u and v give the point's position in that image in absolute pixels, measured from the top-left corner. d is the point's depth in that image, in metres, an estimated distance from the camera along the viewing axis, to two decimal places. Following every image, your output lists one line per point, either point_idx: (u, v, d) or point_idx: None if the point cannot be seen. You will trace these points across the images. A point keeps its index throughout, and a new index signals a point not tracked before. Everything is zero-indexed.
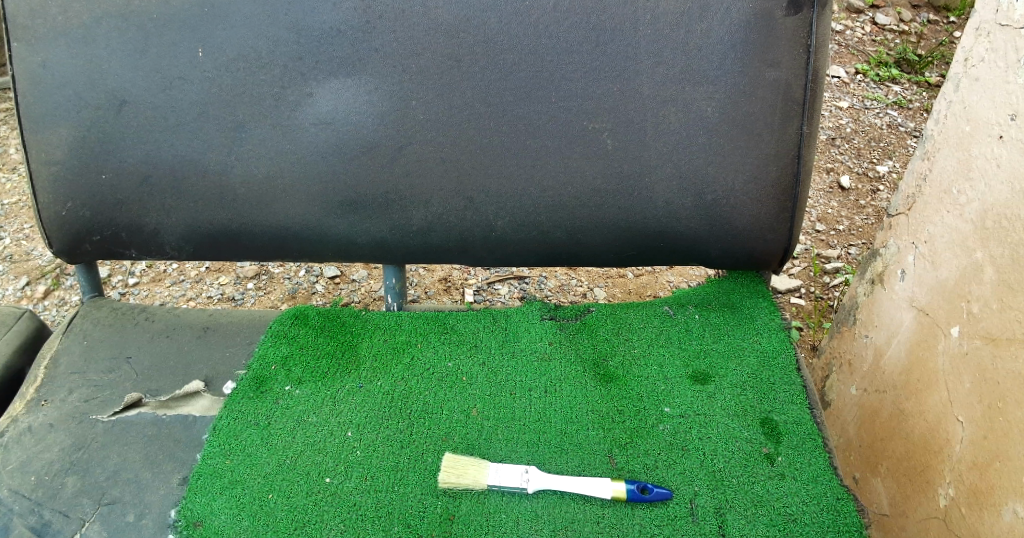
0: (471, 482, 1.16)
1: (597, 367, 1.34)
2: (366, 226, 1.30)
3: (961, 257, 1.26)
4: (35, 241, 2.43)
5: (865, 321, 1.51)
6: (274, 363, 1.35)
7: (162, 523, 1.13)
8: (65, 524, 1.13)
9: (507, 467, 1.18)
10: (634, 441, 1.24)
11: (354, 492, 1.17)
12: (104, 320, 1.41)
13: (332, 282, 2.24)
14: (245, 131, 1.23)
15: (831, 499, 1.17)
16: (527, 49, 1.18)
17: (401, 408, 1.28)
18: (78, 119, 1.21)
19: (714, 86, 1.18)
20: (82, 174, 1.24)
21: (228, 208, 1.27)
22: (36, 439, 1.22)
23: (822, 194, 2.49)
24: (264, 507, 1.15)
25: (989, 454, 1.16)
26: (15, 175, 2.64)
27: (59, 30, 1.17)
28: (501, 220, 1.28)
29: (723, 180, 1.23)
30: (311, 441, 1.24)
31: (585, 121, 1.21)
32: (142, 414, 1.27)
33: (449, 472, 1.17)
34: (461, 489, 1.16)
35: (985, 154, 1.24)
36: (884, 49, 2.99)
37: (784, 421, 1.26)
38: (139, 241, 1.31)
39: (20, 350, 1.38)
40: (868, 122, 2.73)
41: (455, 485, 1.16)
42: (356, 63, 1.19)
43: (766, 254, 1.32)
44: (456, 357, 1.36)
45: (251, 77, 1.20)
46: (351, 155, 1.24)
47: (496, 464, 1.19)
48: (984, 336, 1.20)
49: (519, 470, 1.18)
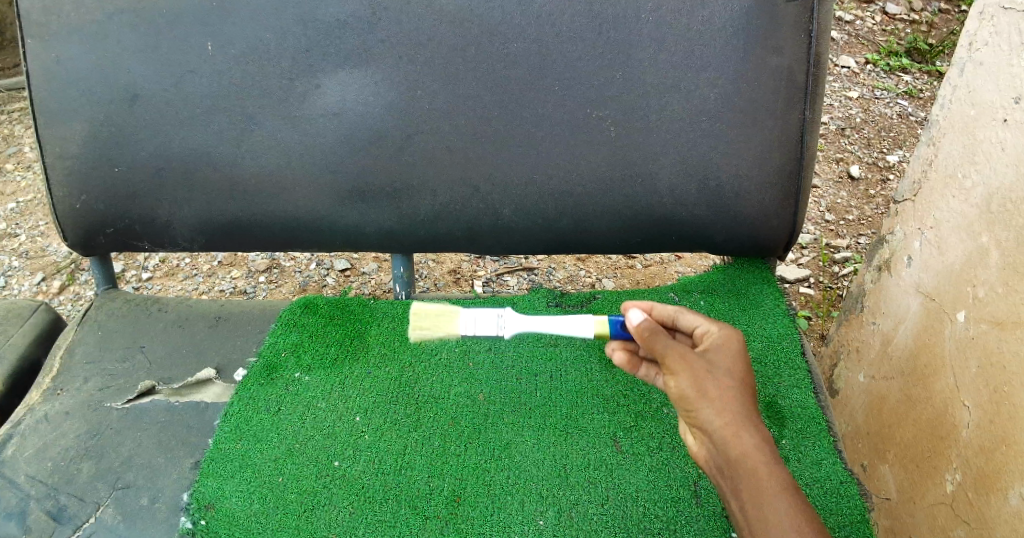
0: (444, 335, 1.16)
1: (602, 352, 1.35)
2: (374, 216, 1.32)
3: (967, 241, 1.26)
4: (50, 237, 2.47)
5: (873, 308, 1.51)
6: (284, 350, 1.36)
7: (175, 506, 1.15)
8: (81, 507, 1.15)
9: (480, 329, 1.14)
10: (640, 424, 1.25)
11: (363, 476, 1.19)
12: (117, 311, 1.43)
13: (343, 274, 2.26)
14: (254, 123, 1.24)
15: (835, 482, 1.18)
16: (532, 38, 1.19)
17: (409, 393, 1.30)
18: (92, 114, 1.23)
19: (718, 73, 1.19)
20: (95, 168, 1.26)
21: (239, 200, 1.30)
22: (52, 426, 1.25)
23: (831, 184, 2.48)
24: (274, 490, 1.17)
25: (995, 438, 1.16)
26: (30, 173, 2.67)
27: (73, 27, 1.19)
28: (507, 208, 1.30)
29: (727, 166, 1.24)
30: (321, 426, 1.26)
31: (590, 109, 1.22)
32: (155, 401, 1.29)
33: (418, 325, 1.15)
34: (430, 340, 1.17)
35: (990, 139, 1.24)
36: (895, 38, 2.97)
37: (788, 405, 1.28)
38: (152, 233, 1.34)
39: (36, 341, 1.41)
40: (879, 111, 2.71)
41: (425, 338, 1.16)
42: (363, 54, 1.21)
43: (770, 239, 1.32)
44: (464, 343, 1.37)
45: (261, 70, 1.22)
46: (358, 146, 1.26)
47: (465, 318, 1.15)
48: (990, 320, 1.20)
49: (492, 328, 1.14)
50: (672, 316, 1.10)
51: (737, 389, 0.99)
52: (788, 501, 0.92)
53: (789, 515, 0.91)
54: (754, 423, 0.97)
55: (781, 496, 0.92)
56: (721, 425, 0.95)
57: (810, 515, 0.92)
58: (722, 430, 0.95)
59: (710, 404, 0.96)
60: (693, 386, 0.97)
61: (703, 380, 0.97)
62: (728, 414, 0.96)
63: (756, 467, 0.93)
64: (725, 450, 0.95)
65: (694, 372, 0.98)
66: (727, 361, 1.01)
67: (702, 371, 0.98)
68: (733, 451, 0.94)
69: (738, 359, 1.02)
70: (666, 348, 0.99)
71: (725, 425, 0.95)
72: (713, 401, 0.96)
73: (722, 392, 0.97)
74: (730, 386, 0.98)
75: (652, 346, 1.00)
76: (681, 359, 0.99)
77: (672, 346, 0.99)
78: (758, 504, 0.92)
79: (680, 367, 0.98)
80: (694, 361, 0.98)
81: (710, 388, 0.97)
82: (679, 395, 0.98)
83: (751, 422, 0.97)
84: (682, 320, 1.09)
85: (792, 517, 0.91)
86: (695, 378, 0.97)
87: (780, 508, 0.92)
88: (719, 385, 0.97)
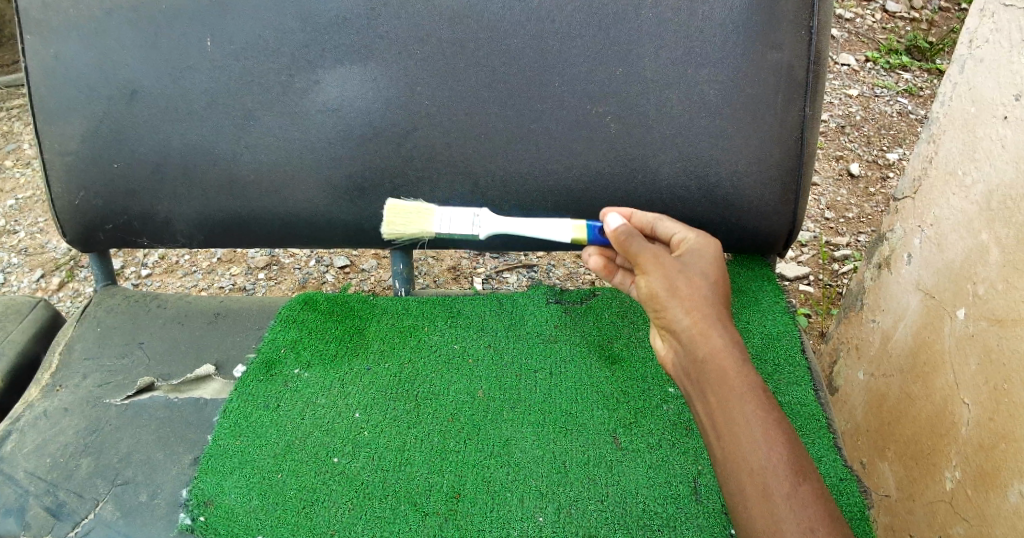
0: (419, 233, 1.26)
1: (602, 348, 1.35)
2: (373, 212, 1.31)
3: (967, 238, 1.26)
4: (49, 234, 2.47)
5: (873, 306, 1.51)
6: (283, 346, 1.36)
7: (175, 502, 1.15)
8: (80, 503, 1.15)
9: (456, 227, 1.24)
10: (639, 421, 1.25)
11: (362, 472, 1.19)
12: (116, 307, 1.43)
13: (343, 271, 2.26)
14: (253, 118, 1.24)
15: (835, 480, 1.18)
16: (531, 35, 1.19)
17: (408, 389, 1.30)
18: (91, 110, 1.23)
19: (718, 69, 1.19)
20: (94, 164, 1.26)
21: (238, 196, 1.29)
22: (51, 423, 1.25)
23: (831, 182, 2.48)
24: (273, 485, 1.17)
25: (994, 435, 1.16)
26: (29, 170, 2.67)
27: (72, 24, 1.19)
28: (507, 205, 1.30)
29: (727, 163, 1.24)
30: (319, 422, 1.25)
31: (590, 106, 1.22)
32: (154, 397, 1.29)
33: (391, 221, 1.26)
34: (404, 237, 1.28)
35: (990, 136, 1.24)
36: (895, 36, 2.97)
37: (788, 402, 1.28)
38: (151, 229, 1.33)
39: (35, 337, 1.41)
40: (879, 109, 2.71)
41: (399, 234, 1.27)
42: (362, 50, 1.21)
43: (770, 235, 1.32)
44: (463, 340, 1.37)
45: (260, 66, 1.22)
46: (358, 142, 1.25)
47: (442, 218, 1.24)
48: (990, 317, 1.20)
49: (468, 226, 1.24)
50: (651, 224, 1.15)
51: (709, 290, 1.05)
52: (754, 400, 0.97)
53: (754, 414, 0.96)
54: (723, 324, 1.02)
55: (746, 395, 0.97)
56: (690, 325, 1.02)
57: (775, 416, 0.96)
58: (691, 329, 1.02)
59: (680, 304, 1.03)
60: (664, 290, 1.04)
61: (675, 280, 1.05)
62: (698, 314, 1.02)
63: (722, 365, 0.99)
64: (693, 348, 1.01)
65: (667, 273, 1.05)
66: (699, 265, 1.07)
67: (674, 274, 1.05)
68: (701, 349, 1.00)
69: (713, 264, 1.08)
70: (641, 250, 1.08)
71: (694, 324, 1.02)
72: (682, 302, 1.03)
73: (692, 294, 1.03)
74: (701, 287, 1.04)
75: (629, 248, 1.09)
76: (655, 261, 1.07)
77: (647, 249, 1.08)
78: (724, 402, 0.97)
79: (653, 269, 1.06)
80: (667, 263, 1.07)
81: (682, 288, 1.04)
82: (652, 295, 1.05)
83: (721, 323, 1.02)
84: (660, 227, 1.14)
85: (757, 416, 0.96)
86: (666, 283, 1.04)
87: (745, 406, 0.96)
88: (690, 285, 1.04)
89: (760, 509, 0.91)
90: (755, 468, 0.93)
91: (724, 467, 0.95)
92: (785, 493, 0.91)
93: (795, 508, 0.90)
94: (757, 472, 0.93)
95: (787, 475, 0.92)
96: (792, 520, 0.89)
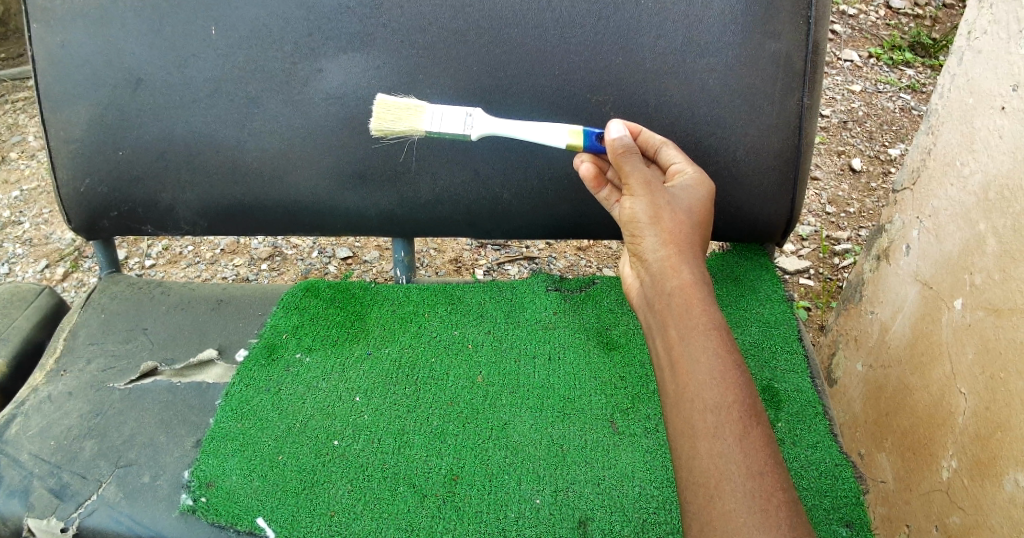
0: (408, 132, 1.18)
1: (600, 335, 1.36)
2: (376, 199, 1.33)
3: (965, 228, 1.27)
4: (54, 225, 2.48)
5: (871, 297, 1.51)
6: (285, 332, 1.37)
7: (176, 484, 1.17)
8: (83, 484, 1.17)
9: (447, 127, 1.15)
10: (637, 406, 1.26)
11: (362, 454, 1.20)
12: (121, 294, 1.44)
13: (345, 263, 2.27)
14: (256, 106, 1.25)
15: (830, 465, 1.20)
16: (531, 23, 1.20)
17: (407, 373, 1.31)
18: (97, 97, 1.24)
19: (715, 58, 1.20)
20: (100, 151, 1.27)
21: (242, 184, 1.31)
22: (55, 406, 1.26)
23: (833, 176, 2.48)
24: (273, 467, 1.19)
25: (990, 425, 1.17)
26: (34, 161, 2.68)
27: (78, 11, 1.20)
28: (508, 192, 1.31)
29: (724, 152, 1.25)
30: (320, 404, 1.27)
31: (590, 95, 1.23)
32: (156, 382, 1.30)
33: (381, 118, 1.19)
34: (394, 135, 1.21)
35: (987, 126, 1.24)
36: (898, 33, 2.97)
37: (785, 389, 1.30)
38: (156, 216, 1.35)
39: (41, 324, 1.43)
40: (881, 105, 2.71)
41: (388, 132, 1.20)
42: (364, 39, 1.21)
43: (769, 223, 1.33)
44: (463, 326, 1.38)
45: (263, 54, 1.23)
46: (359, 130, 1.27)
47: (432, 114, 1.16)
48: (986, 306, 1.21)
49: (459, 127, 1.15)
50: (657, 147, 1.13)
51: (690, 229, 1.03)
52: (718, 339, 0.94)
53: (715, 352, 0.93)
54: (696, 264, 1.01)
55: (710, 333, 0.94)
56: (662, 257, 1.01)
57: (736, 359, 0.93)
58: (662, 260, 1.00)
59: (658, 233, 1.02)
60: (644, 212, 1.03)
61: (659, 208, 1.03)
62: (673, 246, 1.01)
63: (689, 300, 0.97)
64: (661, 280, 1.00)
65: (653, 200, 1.03)
66: (687, 199, 1.05)
67: (660, 202, 1.03)
68: (669, 283, 0.99)
69: (701, 204, 1.06)
70: (633, 170, 1.05)
71: (667, 257, 1.00)
72: (659, 232, 1.02)
73: (674, 226, 1.02)
74: (684, 223, 1.03)
75: (622, 164, 1.06)
76: (643, 185, 1.04)
77: (639, 170, 1.05)
78: (685, 336, 0.94)
79: (640, 192, 1.04)
80: (656, 190, 1.04)
81: (664, 218, 1.02)
82: (631, 217, 1.04)
83: (694, 262, 1.01)
84: (663, 152, 1.12)
85: (717, 354, 0.92)
86: (649, 207, 1.03)
87: (707, 343, 0.93)
88: (672, 216, 1.03)
89: (708, 448, 0.87)
90: (709, 409, 0.89)
91: (675, 401, 0.92)
92: (737, 437, 0.87)
93: (737, 449, 0.87)
94: (709, 412, 0.89)
95: (738, 421, 0.88)
96: (738, 465, 0.86)
